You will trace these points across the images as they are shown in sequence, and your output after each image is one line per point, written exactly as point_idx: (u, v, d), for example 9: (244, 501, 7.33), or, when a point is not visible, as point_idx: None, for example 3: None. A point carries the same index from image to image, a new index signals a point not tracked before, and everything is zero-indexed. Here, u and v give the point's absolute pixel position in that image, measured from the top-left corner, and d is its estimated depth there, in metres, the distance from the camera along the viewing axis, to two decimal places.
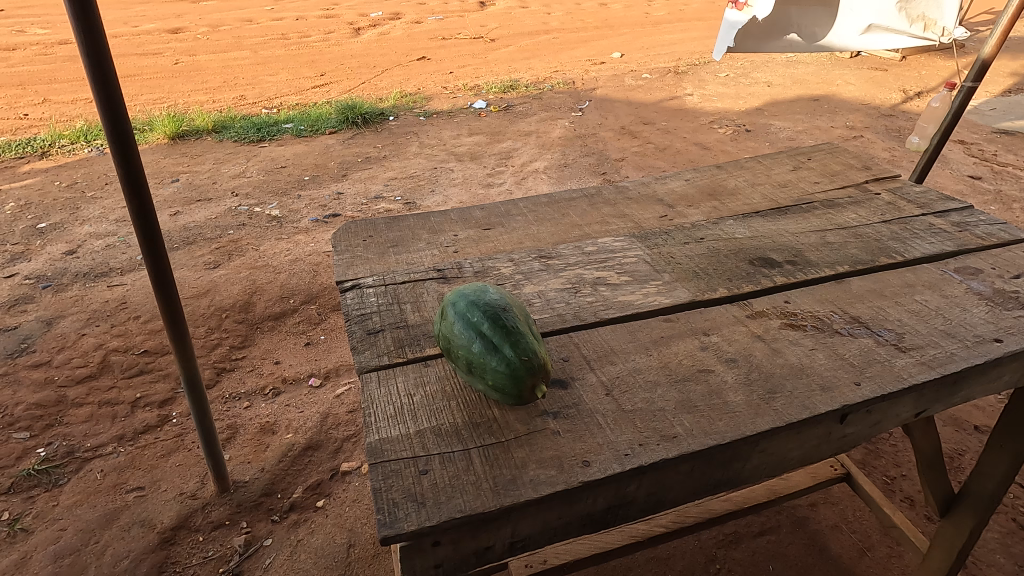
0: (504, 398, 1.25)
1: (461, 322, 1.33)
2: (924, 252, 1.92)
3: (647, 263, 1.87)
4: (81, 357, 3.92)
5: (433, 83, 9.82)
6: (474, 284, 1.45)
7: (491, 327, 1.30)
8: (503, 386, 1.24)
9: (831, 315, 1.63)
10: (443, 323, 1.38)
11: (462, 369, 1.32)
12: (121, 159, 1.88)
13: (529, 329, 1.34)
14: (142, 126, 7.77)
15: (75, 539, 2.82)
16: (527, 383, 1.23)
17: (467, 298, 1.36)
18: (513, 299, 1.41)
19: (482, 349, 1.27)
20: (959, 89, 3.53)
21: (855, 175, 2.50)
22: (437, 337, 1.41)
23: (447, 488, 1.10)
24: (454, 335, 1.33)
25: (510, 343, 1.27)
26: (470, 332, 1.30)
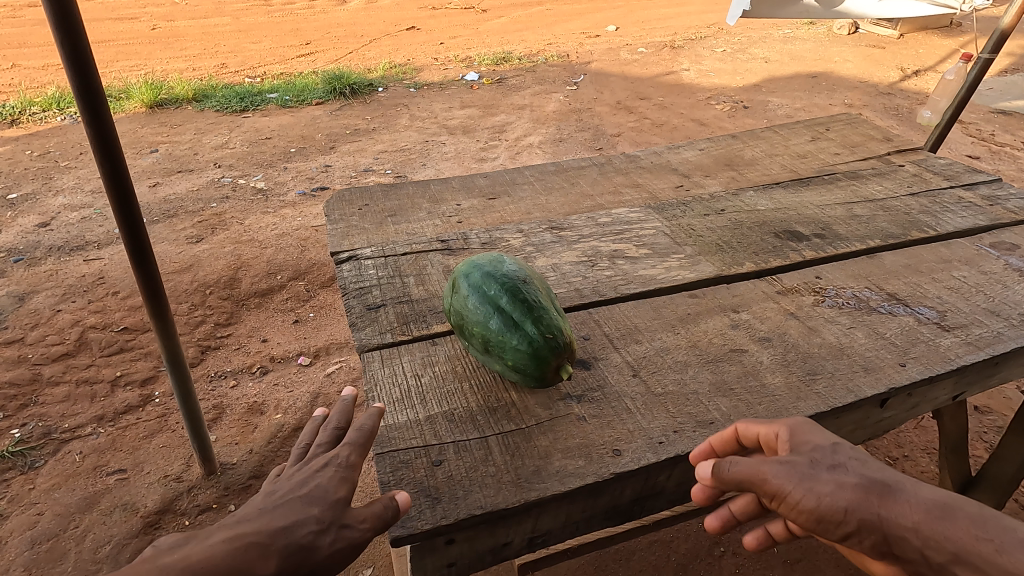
0: (525, 380, 1.14)
1: (476, 296, 1.21)
2: (956, 226, 1.81)
3: (667, 235, 1.74)
4: (57, 335, 3.73)
5: (423, 53, 9.50)
6: (488, 255, 1.33)
7: (511, 302, 1.19)
8: (525, 367, 1.12)
9: (865, 291, 1.52)
10: (455, 297, 1.25)
11: (476, 348, 1.20)
12: (91, 118, 1.66)
13: (551, 304, 1.24)
14: (119, 94, 7.41)
15: (54, 524, 2.68)
16: (552, 365, 1.12)
17: (482, 270, 1.24)
18: (532, 272, 1.30)
19: (500, 326, 1.16)
20: (975, 61, 3.43)
21: (875, 147, 2.38)
22: (447, 313, 1.28)
23: (463, 477, 0.99)
24: (467, 311, 1.21)
25: (532, 319, 1.17)
26: (487, 307, 1.19)
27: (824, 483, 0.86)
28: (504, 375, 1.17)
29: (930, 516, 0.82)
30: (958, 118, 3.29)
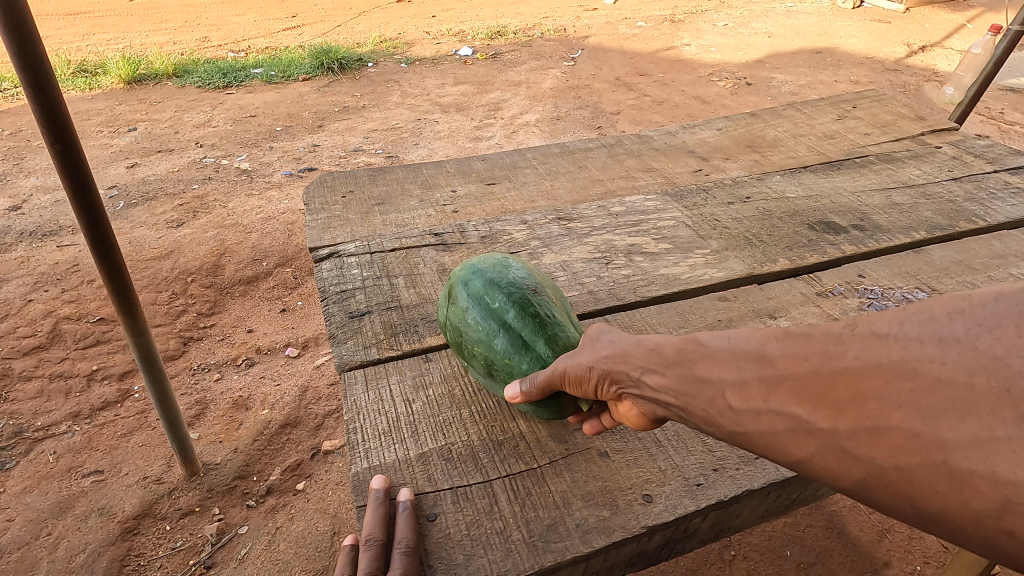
0: (537, 412, 1.00)
1: (477, 308, 1.08)
2: (1007, 216, 1.63)
3: (688, 227, 1.56)
4: (28, 327, 3.52)
5: (414, 27, 9.12)
6: (491, 256, 1.20)
7: (516, 316, 1.07)
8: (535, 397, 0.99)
9: (917, 291, 1.34)
10: (451, 309, 1.12)
11: (475, 371, 1.07)
12: (35, 94, 1.41)
13: (566, 316, 1.11)
14: (94, 69, 7.06)
15: (24, 531, 2.51)
16: (566, 397, 0.98)
17: (486, 277, 1.12)
18: (543, 277, 1.18)
19: (502, 345, 1.05)
20: (1003, 34, 3.23)
21: (908, 126, 2.18)
22: (442, 326, 1.14)
23: (465, 537, 0.84)
24: (463, 331, 1.08)
25: (544, 338, 1.05)
26: (491, 323, 1.07)
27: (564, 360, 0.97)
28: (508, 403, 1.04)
29: (625, 346, 0.90)
30: (985, 92, 3.06)
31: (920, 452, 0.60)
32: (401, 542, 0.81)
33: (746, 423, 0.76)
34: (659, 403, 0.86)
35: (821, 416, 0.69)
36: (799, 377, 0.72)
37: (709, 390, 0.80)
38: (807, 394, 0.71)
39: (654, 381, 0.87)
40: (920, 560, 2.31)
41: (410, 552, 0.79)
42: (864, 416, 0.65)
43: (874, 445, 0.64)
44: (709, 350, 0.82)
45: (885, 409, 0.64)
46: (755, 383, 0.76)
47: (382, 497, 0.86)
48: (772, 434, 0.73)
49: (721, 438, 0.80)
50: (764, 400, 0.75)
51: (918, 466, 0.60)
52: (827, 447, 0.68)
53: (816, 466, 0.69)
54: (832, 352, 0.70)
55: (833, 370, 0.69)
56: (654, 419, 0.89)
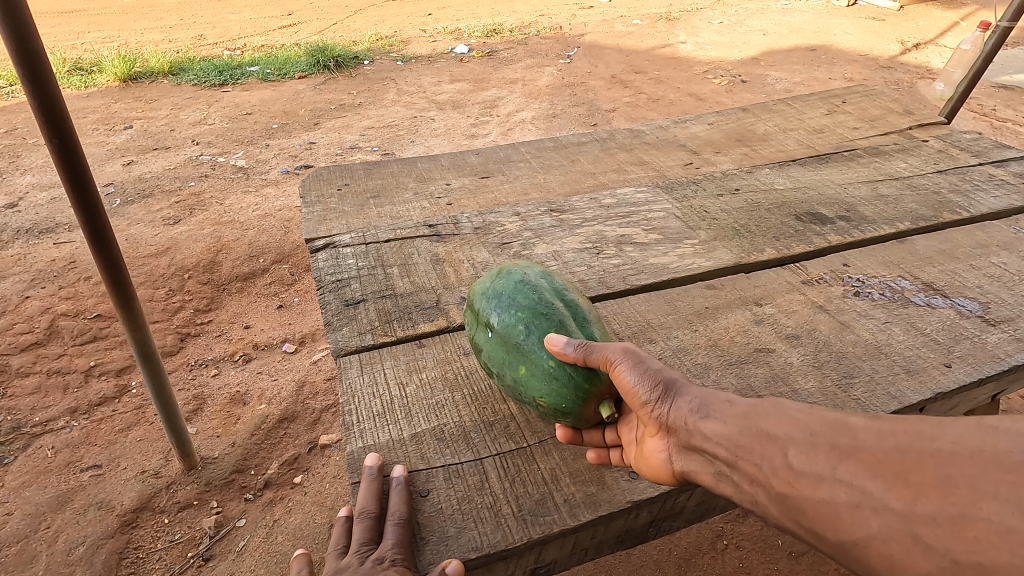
0: (562, 395, 0.96)
1: (524, 290, 1.08)
2: (990, 207, 1.67)
3: (678, 218, 1.59)
4: (26, 323, 3.53)
5: (410, 25, 9.12)
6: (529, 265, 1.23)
7: (559, 303, 1.07)
8: (564, 379, 0.97)
9: (900, 280, 1.38)
10: (494, 289, 1.10)
11: (503, 350, 1.04)
12: (34, 90, 1.43)
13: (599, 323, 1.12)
14: (90, 67, 7.05)
15: (23, 525, 2.53)
16: (594, 391, 0.96)
17: (532, 272, 1.14)
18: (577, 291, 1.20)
19: (541, 327, 1.03)
20: (992, 30, 3.27)
21: (896, 121, 2.22)
22: (476, 308, 1.11)
23: (456, 511, 0.87)
24: (502, 309, 1.07)
25: (584, 331, 1.04)
26: (537, 304, 1.06)
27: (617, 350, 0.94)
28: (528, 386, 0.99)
29: (696, 391, 0.91)
30: (974, 88, 3.09)
31: (1007, 547, 0.64)
32: (393, 516, 0.84)
33: (807, 487, 0.78)
34: (709, 453, 0.87)
35: (895, 496, 0.73)
36: (879, 454, 0.76)
37: (774, 446, 0.83)
38: (883, 471, 0.75)
39: (711, 429, 0.87)
40: None
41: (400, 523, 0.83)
42: (948, 502, 0.70)
43: (953, 535, 0.68)
44: (776, 410, 0.87)
45: (971, 499, 0.69)
46: (825, 449, 0.80)
47: (375, 472, 0.89)
48: (833, 504, 0.76)
49: (768, 499, 0.82)
50: (833, 469, 0.78)
51: (998, 560, 0.65)
52: (895, 528, 0.72)
53: (876, 546, 0.73)
54: (923, 435, 0.76)
55: (921, 451, 0.74)
56: (683, 475, 0.90)
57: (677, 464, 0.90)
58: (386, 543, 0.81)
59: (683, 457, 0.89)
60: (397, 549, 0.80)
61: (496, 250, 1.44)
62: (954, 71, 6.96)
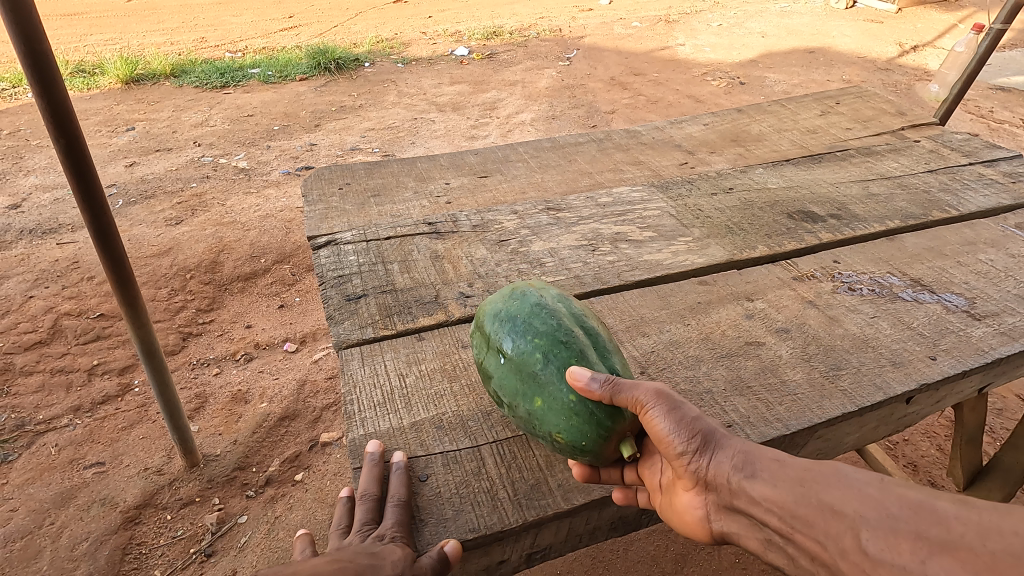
0: (582, 431, 0.92)
1: (544, 317, 1.04)
2: (979, 205, 1.70)
3: (672, 216, 1.62)
4: (29, 322, 3.57)
5: (411, 27, 9.17)
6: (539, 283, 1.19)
7: (579, 331, 1.03)
8: (586, 414, 0.93)
9: (888, 277, 1.41)
10: (513, 311, 1.05)
11: (517, 379, 0.99)
12: (41, 90, 1.47)
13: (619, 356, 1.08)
14: (92, 69, 7.10)
15: (28, 521, 2.56)
16: (617, 429, 0.93)
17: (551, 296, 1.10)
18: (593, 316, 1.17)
19: (561, 357, 0.99)
20: (985, 32, 3.30)
21: (889, 121, 2.25)
22: (491, 331, 1.05)
23: (454, 495, 0.91)
24: (518, 335, 1.02)
25: (605, 363, 1.00)
26: (558, 333, 1.02)
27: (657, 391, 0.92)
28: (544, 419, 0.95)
29: (737, 447, 0.90)
30: (969, 89, 3.13)
31: None
32: (394, 497, 0.88)
33: None
34: (754, 515, 0.87)
35: None
36: (980, 553, 0.70)
37: (838, 525, 0.79)
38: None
39: (758, 491, 0.87)
40: None
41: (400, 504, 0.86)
42: None
43: None
44: (843, 481, 0.82)
45: None
46: (911, 537, 0.74)
47: (377, 459, 0.93)
48: None
49: None
50: (919, 561, 0.73)
51: None
52: None
53: None
54: None
55: None
56: (722, 533, 0.92)
57: (717, 523, 0.92)
58: (387, 523, 0.85)
59: (722, 517, 0.91)
60: (396, 528, 0.84)
61: (494, 247, 1.47)
62: (950, 73, 7.01)
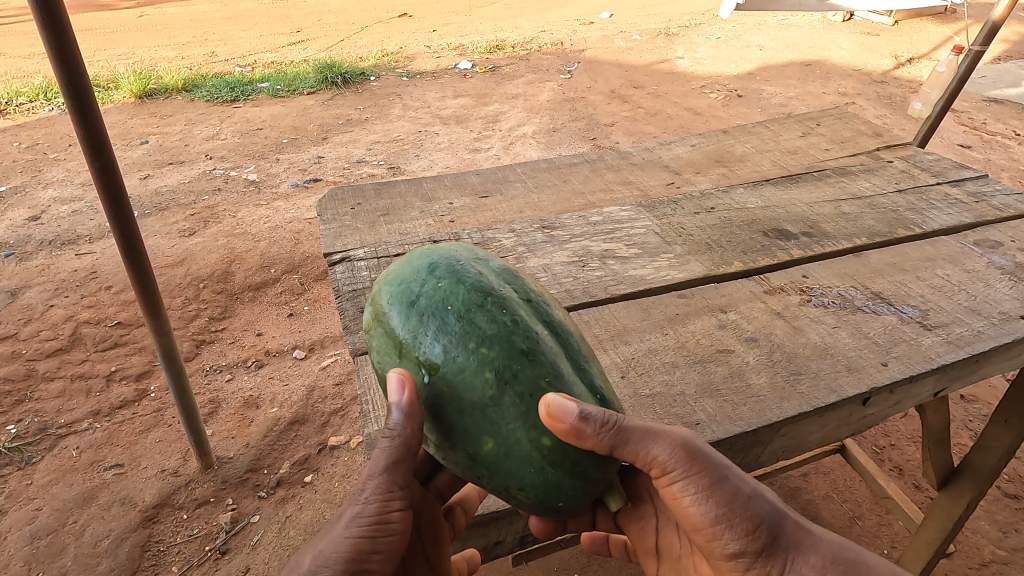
0: (559, 487, 1.03)
1: (485, 320, 1.10)
2: (942, 223, 1.84)
3: (656, 234, 1.76)
4: (51, 330, 3.73)
5: (415, 41, 9.39)
6: (471, 254, 1.25)
7: (532, 336, 1.09)
8: (569, 466, 1.03)
9: (851, 290, 1.55)
10: (454, 314, 1.11)
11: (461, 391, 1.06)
12: (76, 111, 1.66)
13: (576, 341, 1.17)
14: (107, 84, 7.31)
15: (52, 519, 2.70)
16: (598, 476, 1.05)
17: (487, 285, 1.16)
18: (537, 286, 1.25)
19: (522, 375, 1.05)
20: (965, 53, 3.45)
21: (866, 142, 2.39)
22: (422, 332, 1.12)
23: (388, 469, 1.06)
24: (456, 344, 1.09)
25: (582, 382, 1.10)
26: (502, 339, 1.08)
27: (727, 478, 1.01)
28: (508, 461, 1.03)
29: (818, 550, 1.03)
30: (949, 108, 3.27)
31: None
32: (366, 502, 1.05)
33: None
34: None
35: None
36: None
37: None
38: None
39: None
40: (886, 544, 2.58)
41: (344, 522, 1.05)
42: None
43: None
44: None
45: None
46: None
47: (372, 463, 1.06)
48: None
49: None
50: None
51: None
52: None
53: None
54: None
55: None
56: None
57: None
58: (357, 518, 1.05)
59: None
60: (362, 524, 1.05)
61: None
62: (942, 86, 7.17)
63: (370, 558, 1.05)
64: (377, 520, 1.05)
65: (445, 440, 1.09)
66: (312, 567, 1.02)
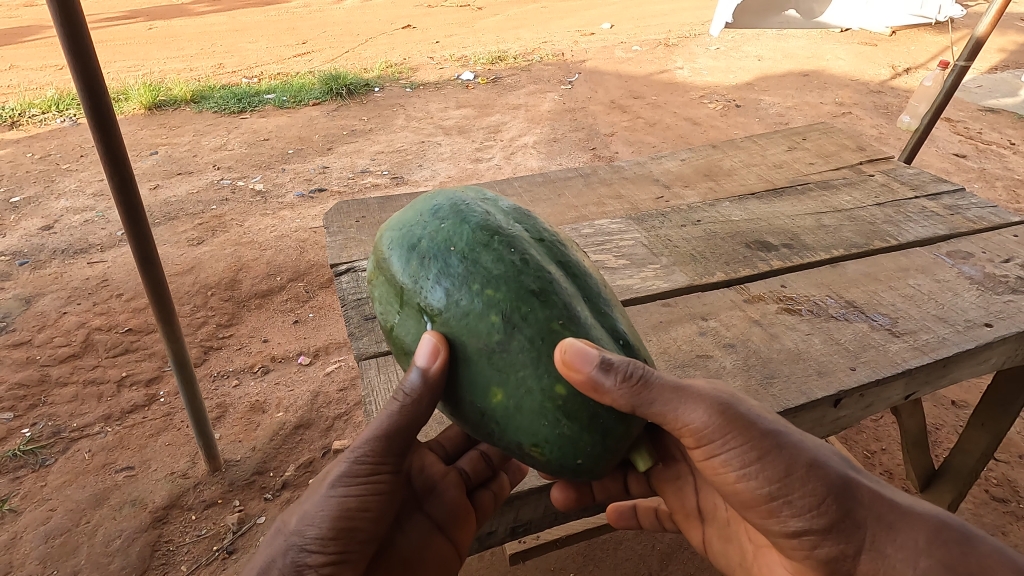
0: (574, 442, 1.11)
1: (493, 260, 1.20)
2: (917, 235, 1.94)
3: (644, 246, 1.87)
4: (64, 337, 3.85)
5: (419, 52, 9.56)
6: (478, 198, 1.37)
7: (541, 277, 1.19)
8: (585, 417, 1.12)
9: (827, 299, 1.64)
10: (463, 255, 1.22)
11: (467, 331, 1.16)
12: (98, 127, 1.77)
13: (586, 282, 1.27)
14: (118, 96, 7.48)
15: (65, 519, 2.80)
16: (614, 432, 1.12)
17: (494, 226, 1.27)
18: (547, 227, 1.36)
19: (532, 318, 1.14)
20: (951, 68, 3.55)
21: (849, 156, 2.49)
22: (427, 273, 1.23)
23: (380, 432, 1.15)
24: (462, 290, 1.19)
25: (602, 328, 1.20)
26: (509, 277, 1.18)
27: (779, 446, 1.05)
28: (521, 407, 1.12)
29: (883, 506, 1.06)
30: (936, 122, 3.37)
31: None
32: (358, 459, 1.14)
33: None
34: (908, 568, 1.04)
35: None
36: None
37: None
38: None
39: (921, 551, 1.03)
40: None
41: (329, 484, 1.14)
42: None
43: None
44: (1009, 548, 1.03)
45: None
46: None
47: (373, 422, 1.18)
48: None
49: None
50: None
51: None
52: None
53: None
54: None
55: None
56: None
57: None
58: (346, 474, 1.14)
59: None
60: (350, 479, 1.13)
61: None
62: None
63: (356, 515, 1.13)
64: (368, 476, 1.14)
65: (457, 389, 1.18)
66: (300, 526, 1.11)
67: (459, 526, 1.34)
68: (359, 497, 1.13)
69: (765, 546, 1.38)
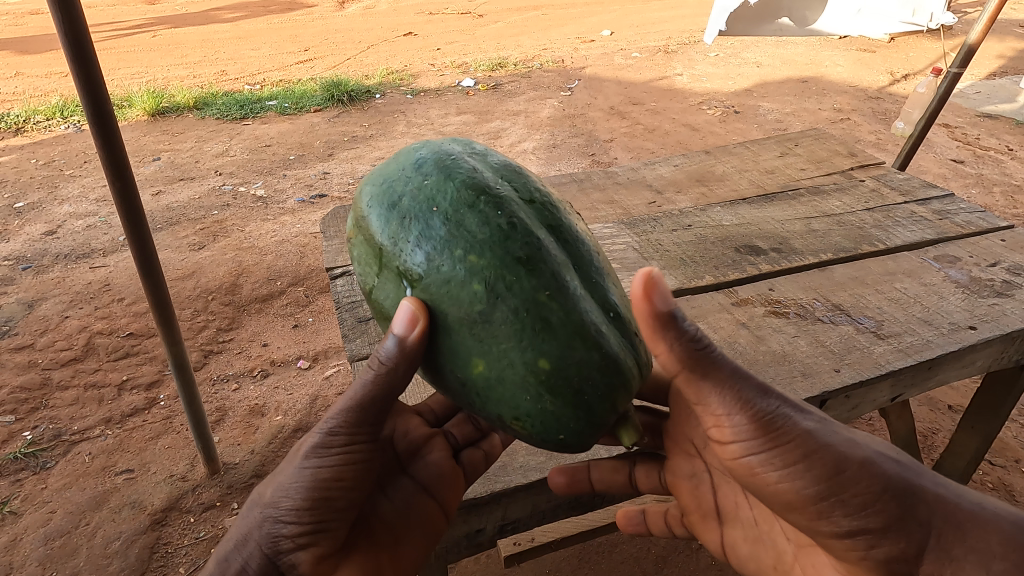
0: (557, 420, 1.15)
1: (479, 223, 1.22)
2: (905, 240, 1.96)
3: (635, 250, 1.90)
4: (65, 341, 3.88)
5: (420, 59, 9.64)
6: (466, 154, 1.38)
7: (528, 243, 1.20)
8: (569, 392, 1.15)
9: (814, 302, 1.67)
10: (449, 217, 1.24)
11: (448, 299, 1.19)
12: (98, 132, 1.80)
13: (576, 247, 1.28)
14: (122, 102, 7.56)
15: (65, 521, 2.83)
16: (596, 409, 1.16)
17: (480, 185, 1.28)
18: (539, 186, 1.37)
19: (516, 287, 1.16)
20: (944, 75, 3.58)
21: (840, 162, 2.52)
22: (409, 233, 1.26)
23: (354, 401, 1.16)
24: (446, 256, 1.21)
25: (591, 299, 1.23)
26: (495, 242, 1.20)
27: (827, 447, 1.07)
28: (502, 380, 1.16)
29: (954, 508, 1.06)
30: (930, 127, 3.40)
31: None
32: (330, 431, 1.15)
33: None
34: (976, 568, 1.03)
35: None
36: None
37: None
38: None
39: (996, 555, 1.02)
40: None
41: (302, 455, 1.15)
42: None
43: None
44: None
45: None
46: None
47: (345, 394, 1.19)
48: None
49: None
50: None
51: None
52: None
53: None
54: None
55: None
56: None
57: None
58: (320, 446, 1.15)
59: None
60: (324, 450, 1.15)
61: None
62: None
63: (331, 486, 1.15)
64: (343, 449, 1.16)
65: (439, 357, 1.23)
66: (276, 498, 1.14)
67: (447, 487, 1.36)
68: (333, 468, 1.15)
69: (802, 542, 1.38)
